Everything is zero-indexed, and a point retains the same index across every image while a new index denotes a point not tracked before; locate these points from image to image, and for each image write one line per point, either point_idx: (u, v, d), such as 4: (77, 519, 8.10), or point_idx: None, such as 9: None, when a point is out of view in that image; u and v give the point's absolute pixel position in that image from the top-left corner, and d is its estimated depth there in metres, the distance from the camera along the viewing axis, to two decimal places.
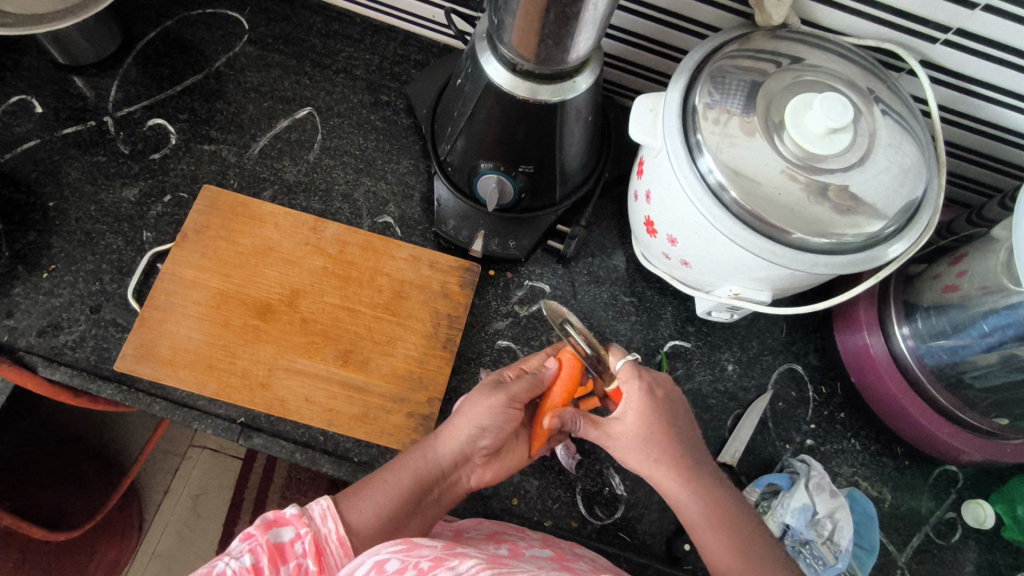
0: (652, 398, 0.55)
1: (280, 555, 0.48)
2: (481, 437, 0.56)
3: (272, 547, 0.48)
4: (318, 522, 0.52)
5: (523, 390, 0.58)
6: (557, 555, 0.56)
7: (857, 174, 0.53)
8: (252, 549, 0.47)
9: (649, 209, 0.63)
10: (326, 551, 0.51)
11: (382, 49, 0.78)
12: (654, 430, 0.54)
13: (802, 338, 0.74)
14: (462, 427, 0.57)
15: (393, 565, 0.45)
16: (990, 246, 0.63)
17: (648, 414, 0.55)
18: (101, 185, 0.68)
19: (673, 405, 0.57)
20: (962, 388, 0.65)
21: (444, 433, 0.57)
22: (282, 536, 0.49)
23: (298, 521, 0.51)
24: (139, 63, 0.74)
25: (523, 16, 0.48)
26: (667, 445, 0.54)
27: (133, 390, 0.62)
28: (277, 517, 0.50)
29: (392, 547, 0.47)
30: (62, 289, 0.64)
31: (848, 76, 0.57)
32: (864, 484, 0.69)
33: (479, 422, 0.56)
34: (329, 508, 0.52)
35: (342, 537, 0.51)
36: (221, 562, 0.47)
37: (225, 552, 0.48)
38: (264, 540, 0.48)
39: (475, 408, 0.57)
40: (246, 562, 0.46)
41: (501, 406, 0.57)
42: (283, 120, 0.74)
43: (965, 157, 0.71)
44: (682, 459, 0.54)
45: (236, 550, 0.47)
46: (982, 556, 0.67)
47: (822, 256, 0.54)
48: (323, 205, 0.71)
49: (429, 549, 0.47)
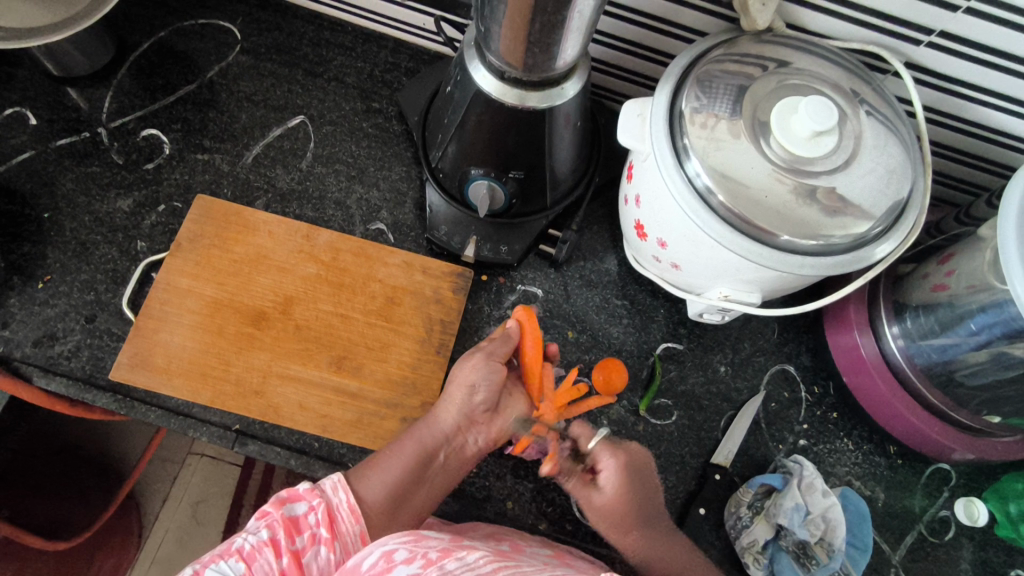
0: (625, 475, 0.59)
1: (295, 526, 0.54)
2: (473, 395, 0.60)
3: (287, 520, 0.53)
4: (329, 493, 0.57)
5: (500, 347, 0.63)
6: (557, 553, 0.56)
7: (842, 176, 0.54)
8: (269, 525, 0.53)
9: (639, 213, 0.63)
10: (338, 519, 0.56)
11: (374, 57, 0.79)
12: (624, 506, 0.58)
13: (794, 338, 0.75)
14: (454, 392, 0.61)
15: (402, 554, 0.46)
16: (977, 245, 0.63)
17: (620, 493, 0.58)
18: (95, 195, 0.69)
19: (644, 477, 0.61)
20: (954, 387, 0.65)
21: (443, 402, 0.61)
22: (296, 509, 0.54)
23: (311, 495, 0.56)
24: (132, 74, 0.74)
25: (509, 24, 0.49)
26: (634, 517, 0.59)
27: (129, 399, 0.62)
28: (292, 493, 0.55)
29: (400, 538, 0.49)
30: (57, 299, 0.64)
31: (833, 79, 0.58)
32: (857, 483, 0.69)
33: (468, 381, 0.60)
34: (340, 481, 0.57)
35: (352, 506, 0.56)
36: (241, 538, 0.53)
37: (246, 528, 0.53)
38: (280, 515, 0.53)
39: (463, 371, 0.61)
40: (263, 537, 0.52)
41: (483, 361, 0.61)
42: (275, 129, 0.74)
43: (952, 157, 0.71)
44: (638, 522, 0.59)
45: (254, 527, 0.53)
46: (976, 553, 0.68)
47: (810, 258, 0.54)
48: (315, 213, 0.71)
49: (436, 540, 0.48)
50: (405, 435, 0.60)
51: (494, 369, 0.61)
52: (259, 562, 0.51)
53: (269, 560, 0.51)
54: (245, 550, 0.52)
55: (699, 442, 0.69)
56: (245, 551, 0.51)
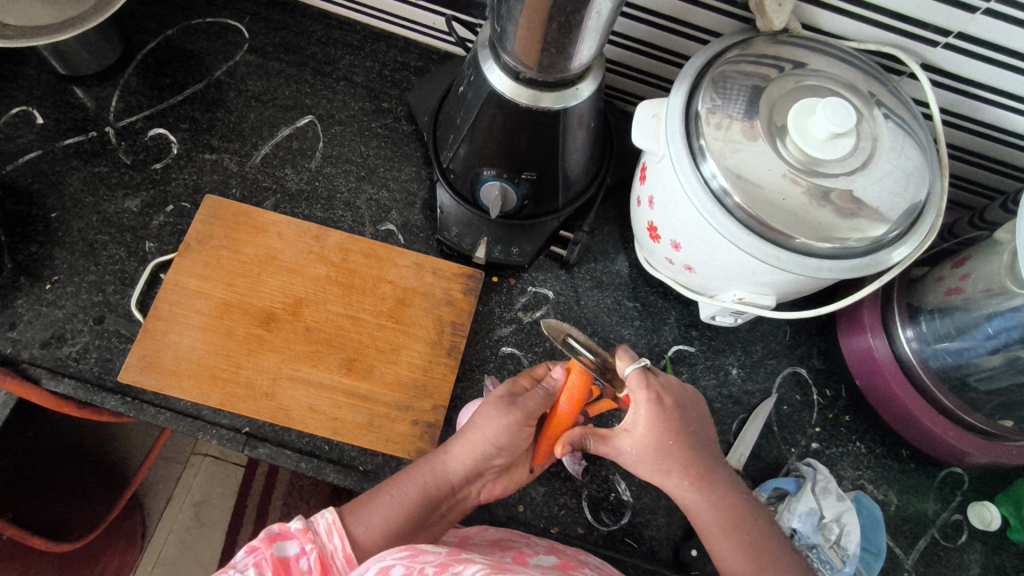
0: (661, 410, 0.54)
1: (285, 569, 0.49)
2: (496, 454, 0.55)
3: (276, 561, 0.49)
4: (324, 537, 0.53)
5: (536, 404, 0.56)
6: (562, 562, 0.55)
7: (860, 178, 0.53)
8: (256, 563, 0.48)
9: (652, 215, 0.63)
10: (332, 567, 0.52)
11: (383, 56, 0.78)
12: (665, 441, 0.53)
13: (806, 341, 0.74)
14: (472, 445, 0.55)
15: (399, 571, 0.46)
16: (993, 248, 0.62)
17: (657, 428, 0.53)
18: (103, 195, 0.68)
19: (684, 412, 0.55)
20: (966, 391, 0.65)
21: (456, 450, 0.56)
22: (287, 549, 0.51)
23: (303, 536, 0.52)
24: (140, 73, 0.74)
25: (525, 24, 0.48)
26: (678, 457, 0.53)
27: (137, 401, 0.61)
28: (284, 530, 0.52)
29: (397, 552, 0.48)
30: (65, 301, 0.64)
31: (849, 80, 0.57)
32: (870, 486, 0.69)
33: (495, 441, 0.55)
34: (334, 523, 0.53)
35: (347, 554, 0.53)
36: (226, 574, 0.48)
37: (231, 564, 0.49)
38: (269, 553, 0.49)
39: (489, 426, 0.55)
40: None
41: (519, 423, 0.55)
42: (284, 129, 0.74)
43: (966, 159, 0.71)
44: (698, 468, 0.54)
45: (241, 564, 0.49)
46: (989, 558, 0.67)
47: (826, 261, 0.54)
48: (325, 213, 0.71)
49: (435, 554, 0.47)
50: (406, 476, 0.56)
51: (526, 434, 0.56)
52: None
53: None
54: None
55: None
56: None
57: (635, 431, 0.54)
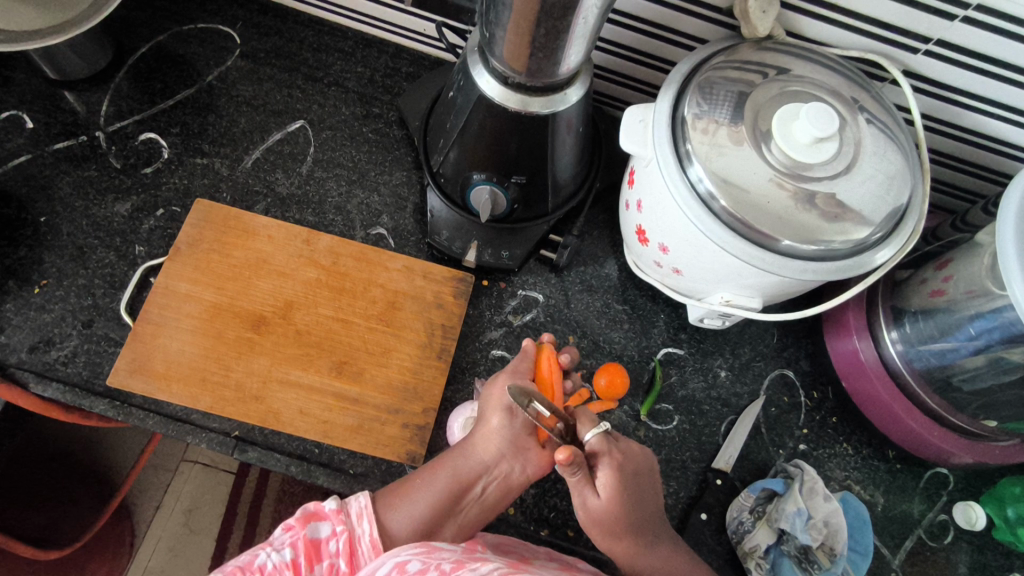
0: (623, 479, 0.54)
1: (316, 553, 0.51)
2: (511, 418, 0.57)
3: (309, 543, 0.51)
4: (354, 520, 0.54)
5: (521, 364, 0.60)
6: (563, 567, 0.56)
7: (843, 181, 0.54)
8: (292, 543, 0.51)
9: (640, 219, 0.64)
10: (359, 552, 0.53)
11: (373, 62, 0.79)
12: (624, 510, 0.54)
13: (794, 343, 0.75)
14: (490, 418, 0.57)
15: (415, 566, 0.46)
16: (974, 251, 0.64)
17: (616, 497, 0.53)
18: (93, 199, 0.68)
19: (638, 479, 0.55)
20: (950, 391, 0.65)
21: (479, 430, 0.57)
22: (320, 532, 0.52)
23: (336, 517, 0.54)
24: (131, 78, 0.74)
25: (513, 30, 0.49)
26: (632, 525, 0.54)
27: (126, 405, 0.61)
28: (318, 511, 0.54)
29: (413, 549, 0.48)
30: (53, 304, 0.64)
31: (832, 86, 0.58)
32: (857, 488, 0.70)
33: (504, 403, 0.57)
34: (366, 507, 0.55)
35: (374, 540, 0.53)
36: (263, 552, 0.50)
37: (269, 542, 0.51)
38: (304, 534, 0.51)
39: (495, 393, 0.58)
40: (286, 558, 0.50)
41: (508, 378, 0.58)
42: (275, 133, 0.74)
43: (948, 165, 0.72)
44: (645, 538, 0.55)
45: (279, 541, 0.51)
46: (974, 557, 0.68)
47: (811, 263, 0.55)
48: (316, 217, 0.71)
49: (449, 552, 0.48)
50: (436, 463, 0.57)
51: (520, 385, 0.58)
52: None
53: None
54: (267, 568, 0.49)
55: (701, 447, 0.69)
56: (267, 570, 0.49)
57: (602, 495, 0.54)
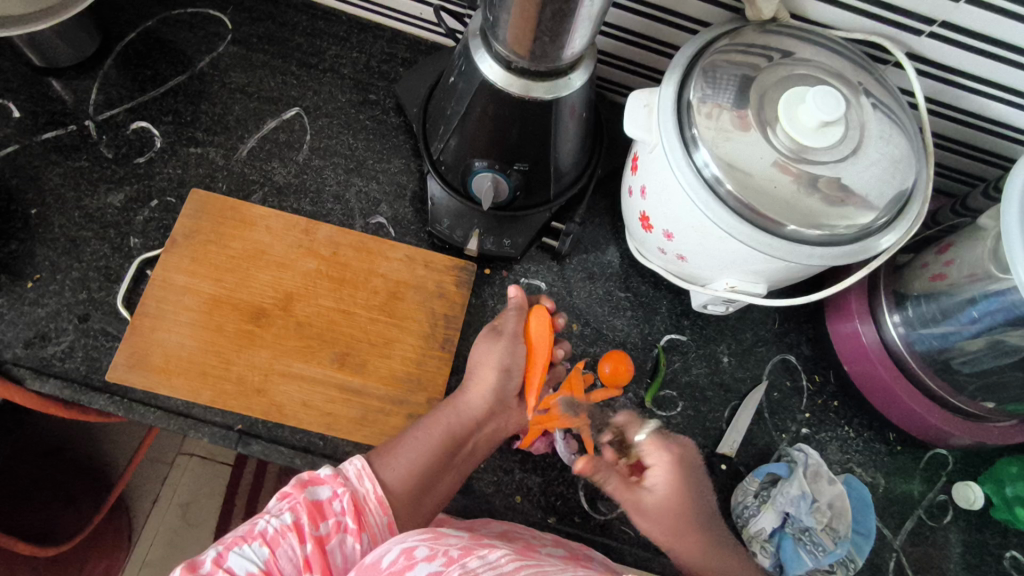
0: (679, 469, 0.58)
1: (319, 512, 0.52)
2: (507, 377, 0.62)
3: (310, 504, 0.52)
4: (355, 482, 0.55)
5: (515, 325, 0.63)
6: (572, 554, 0.56)
7: (849, 165, 0.54)
8: (292, 507, 0.51)
9: (644, 205, 0.63)
10: (365, 510, 0.55)
11: (369, 48, 0.77)
12: (682, 500, 0.57)
13: (795, 328, 0.75)
14: (485, 374, 0.61)
15: (423, 552, 0.45)
16: (977, 235, 0.64)
17: (676, 486, 0.57)
18: (85, 190, 0.66)
19: (696, 477, 0.60)
20: (950, 374, 0.66)
21: (470, 387, 0.61)
22: (319, 494, 0.53)
23: (334, 481, 0.55)
24: (120, 65, 0.72)
25: (518, 13, 0.48)
26: (691, 519, 0.56)
27: (126, 400, 0.60)
28: (314, 477, 0.54)
29: (419, 535, 0.48)
30: (48, 298, 0.62)
31: (837, 69, 0.58)
32: (859, 470, 0.70)
33: (502, 363, 0.62)
34: (363, 469, 0.56)
35: (380, 497, 0.55)
36: (263, 520, 0.51)
37: (267, 510, 0.52)
38: (302, 498, 0.52)
39: (493, 353, 0.62)
40: (286, 521, 0.50)
41: (511, 343, 0.63)
42: (270, 121, 0.72)
43: (948, 148, 0.72)
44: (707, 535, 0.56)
45: (276, 508, 0.52)
46: (972, 536, 0.69)
47: (817, 249, 0.55)
48: (314, 207, 0.70)
49: (456, 538, 0.47)
50: (431, 420, 0.60)
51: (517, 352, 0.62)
52: (283, 546, 0.50)
53: (294, 545, 0.50)
54: (268, 533, 0.50)
55: (705, 433, 0.69)
56: (269, 535, 0.50)
57: (657, 486, 0.57)
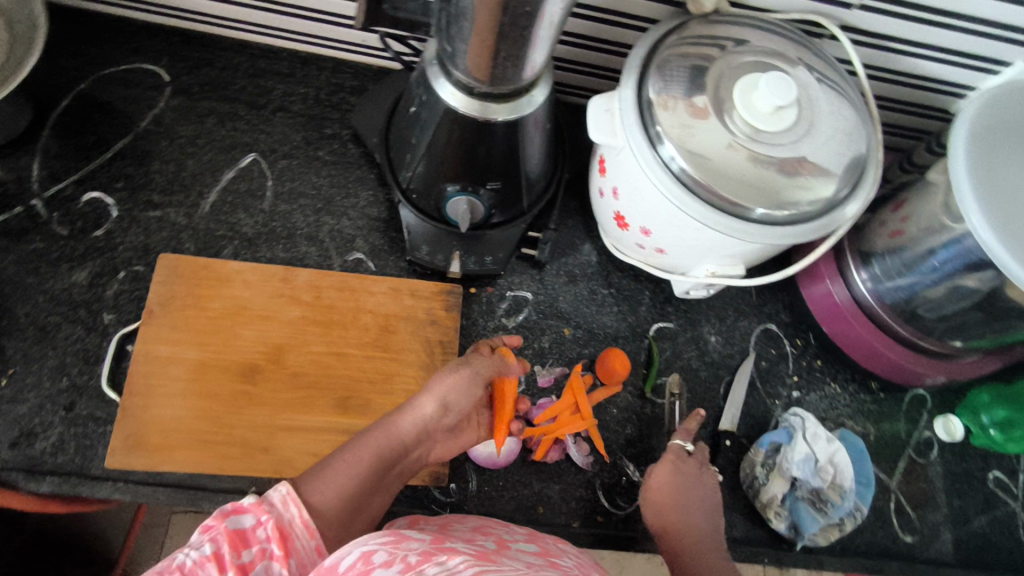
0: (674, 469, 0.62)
1: (243, 540, 0.46)
2: (444, 411, 0.58)
3: (233, 534, 0.46)
4: (279, 508, 0.50)
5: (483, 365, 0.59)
6: (544, 550, 0.53)
7: (807, 145, 0.57)
8: (212, 538, 0.45)
9: (618, 205, 0.65)
10: (292, 536, 0.49)
11: (316, 81, 0.76)
12: (666, 497, 0.60)
13: (772, 298, 0.79)
14: (424, 404, 0.57)
15: (381, 557, 0.41)
16: (928, 190, 0.68)
17: (667, 483, 0.61)
18: (45, 273, 0.63)
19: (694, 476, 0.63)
20: (918, 321, 0.70)
21: (408, 410, 0.57)
22: (242, 522, 0.47)
23: (258, 508, 0.48)
24: (57, 135, 0.68)
25: (477, 42, 0.48)
26: (675, 514, 0.60)
27: (130, 484, 0.58)
28: (237, 505, 0.48)
29: (380, 538, 0.43)
30: (26, 393, 0.59)
31: (781, 51, 0.60)
32: (850, 422, 0.74)
33: (444, 399, 0.57)
34: (289, 493, 0.50)
35: (306, 522, 0.50)
36: (180, 555, 0.44)
37: (184, 545, 0.45)
38: (224, 528, 0.46)
39: (443, 385, 0.58)
40: (206, 552, 0.44)
41: (466, 380, 0.58)
42: (228, 172, 0.70)
43: (888, 107, 0.76)
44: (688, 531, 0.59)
45: (195, 542, 0.45)
46: (958, 464, 0.74)
47: (790, 227, 0.57)
48: (288, 253, 0.69)
49: (418, 542, 0.44)
50: (360, 441, 0.55)
51: (470, 391, 0.58)
52: None
53: None
54: (185, 566, 0.43)
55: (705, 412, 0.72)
56: (186, 567, 0.43)
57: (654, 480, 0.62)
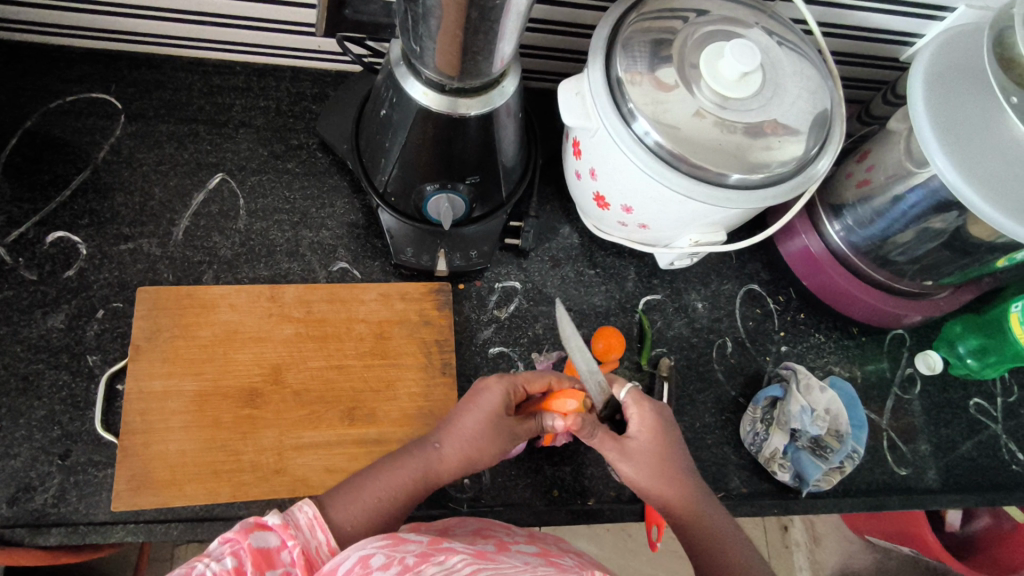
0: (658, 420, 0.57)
1: (267, 561, 0.45)
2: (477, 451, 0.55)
3: (257, 553, 0.44)
4: (307, 532, 0.48)
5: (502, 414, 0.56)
6: (544, 550, 0.54)
7: (776, 108, 0.58)
8: (235, 553, 0.44)
9: (596, 186, 0.65)
10: (316, 562, 0.48)
11: (275, 93, 0.74)
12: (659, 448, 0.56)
13: (751, 259, 0.81)
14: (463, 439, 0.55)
15: (379, 560, 0.43)
16: (889, 138, 0.70)
17: (655, 432, 0.56)
18: (19, 321, 0.61)
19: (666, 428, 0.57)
20: (892, 265, 0.73)
21: (448, 442, 0.55)
22: (268, 541, 0.46)
23: (284, 531, 0.47)
24: (10, 177, 0.65)
25: (446, 39, 0.48)
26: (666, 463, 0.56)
27: (141, 524, 0.57)
28: (262, 522, 0.47)
29: (377, 541, 0.44)
30: (17, 447, 0.57)
31: (739, 18, 0.62)
32: (837, 368, 0.77)
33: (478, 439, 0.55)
34: (316, 518, 0.49)
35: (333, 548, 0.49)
36: (202, 563, 0.44)
37: (206, 552, 0.45)
38: (247, 545, 0.45)
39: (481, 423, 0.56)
40: (227, 566, 0.43)
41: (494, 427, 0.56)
42: (197, 195, 0.69)
43: (841, 62, 0.78)
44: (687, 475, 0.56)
45: (217, 551, 0.45)
46: (941, 395, 0.78)
47: (769, 190, 0.58)
48: (271, 270, 0.67)
49: (416, 543, 0.45)
50: (399, 466, 0.54)
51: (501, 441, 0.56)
52: None
53: None
54: None
55: (701, 378, 0.74)
56: None
57: (638, 435, 0.56)
